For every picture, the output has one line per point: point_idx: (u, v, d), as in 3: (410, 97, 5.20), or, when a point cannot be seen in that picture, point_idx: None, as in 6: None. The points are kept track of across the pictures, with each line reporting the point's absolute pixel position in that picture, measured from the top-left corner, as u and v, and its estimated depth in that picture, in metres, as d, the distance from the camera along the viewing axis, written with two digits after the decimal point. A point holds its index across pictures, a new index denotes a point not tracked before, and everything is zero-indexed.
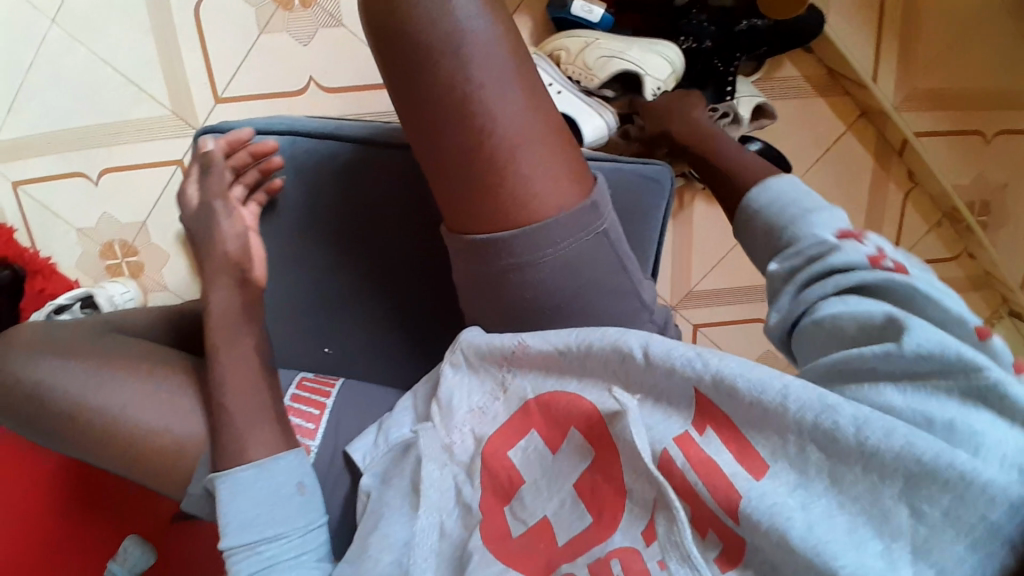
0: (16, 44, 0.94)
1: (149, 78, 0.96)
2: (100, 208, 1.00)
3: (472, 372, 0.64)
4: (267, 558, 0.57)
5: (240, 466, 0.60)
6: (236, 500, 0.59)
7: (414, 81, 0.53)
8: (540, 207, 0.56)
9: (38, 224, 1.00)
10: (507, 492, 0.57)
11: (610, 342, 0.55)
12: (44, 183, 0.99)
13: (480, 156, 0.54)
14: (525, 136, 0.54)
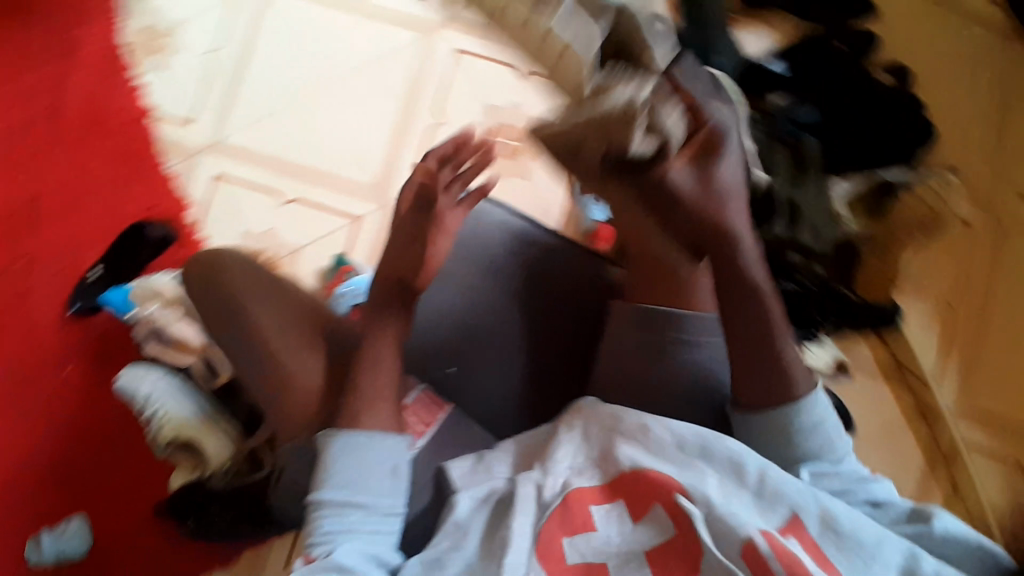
0: (290, 90, 1.19)
1: (369, 152, 1.17)
2: (272, 224, 1.13)
3: (583, 436, 0.65)
4: (352, 523, 0.65)
5: (358, 431, 0.67)
6: (346, 459, 0.66)
7: (651, 181, 0.63)
8: (705, 304, 0.69)
9: (213, 211, 1.13)
10: (573, 528, 0.60)
11: (725, 453, 0.61)
12: (240, 185, 1.15)
13: (690, 254, 0.65)
14: (735, 253, 0.63)
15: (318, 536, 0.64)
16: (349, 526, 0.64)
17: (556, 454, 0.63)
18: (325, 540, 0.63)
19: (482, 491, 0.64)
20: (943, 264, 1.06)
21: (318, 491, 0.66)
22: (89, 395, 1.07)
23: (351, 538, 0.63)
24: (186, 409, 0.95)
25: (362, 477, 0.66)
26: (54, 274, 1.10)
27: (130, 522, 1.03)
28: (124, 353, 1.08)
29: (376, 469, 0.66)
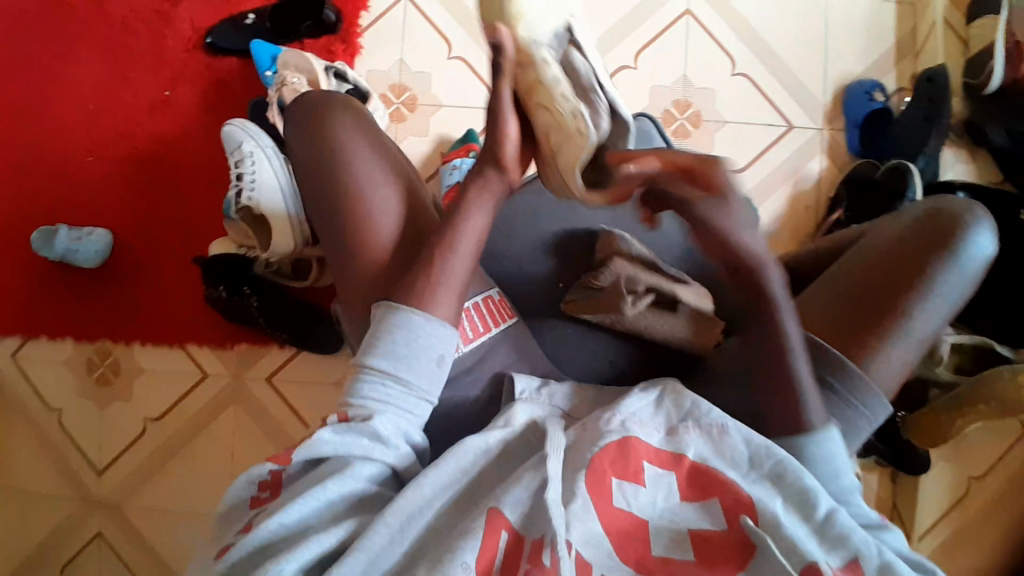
0: None
1: None
2: (429, 69, 1.07)
3: (653, 403, 0.63)
4: (387, 396, 0.58)
5: (416, 309, 0.60)
6: (399, 334, 0.59)
7: (909, 233, 0.68)
8: (871, 353, 0.65)
9: (383, 26, 1.07)
10: (623, 474, 0.56)
11: (791, 470, 0.57)
12: (421, 15, 1.07)
13: (884, 307, 0.66)
14: (920, 336, 0.66)
15: (354, 400, 0.59)
16: (389, 400, 0.58)
17: (627, 399, 0.62)
18: (363, 404, 0.58)
19: (547, 413, 0.65)
20: (987, 438, 1.02)
21: (364, 353, 0.59)
22: (181, 125, 1.06)
23: (391, 412, 0.58)
24: (276, 192, 0.94)
25: (409, 356, 0.59)
26: (205, 0, 1.07)
27: (157, 262, 1.05)
28: (228, 106, 1.06)
29: (422, 355, 0.59)
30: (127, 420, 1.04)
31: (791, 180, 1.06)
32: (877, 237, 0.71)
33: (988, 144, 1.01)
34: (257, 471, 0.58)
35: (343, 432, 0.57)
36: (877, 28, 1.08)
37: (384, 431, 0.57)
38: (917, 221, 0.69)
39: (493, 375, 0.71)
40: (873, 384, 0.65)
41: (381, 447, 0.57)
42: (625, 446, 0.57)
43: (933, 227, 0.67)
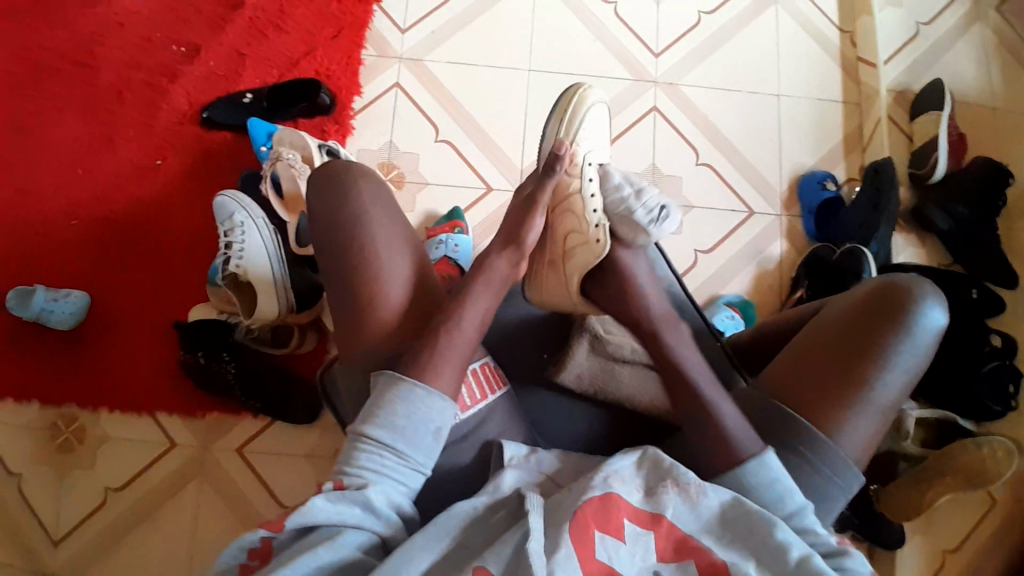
0: (498, 41, 1.19)
1: (531, 133, 1.15)
2: (417, 149, 1.13)
3: (637, 462, 0.63)
4: (382, 466, 0.59)
5: (417, 382, 0.62)
6: (401, 406, 0.61)
7: (862, 309, 0.71)
8: (836, 428, 0.68)
9: (375, 109, 1.15)
10: (606, 528, 0.56)
11: (766, 530, 0.58)
12: (411, 101, 1.15)
13: (841, 383, 0.69)
14: (881, 409, 0.69)
15: (350, 469, 0.59)
16: (385, 471, 0.59)
17: (613, 457, 0.63)
18: (359, 473, 0.58)
19: (532, 478, 0.65)
20: (956, 512, 1.03)
21: (362, 423, 0.60)
22: (171, 192, 1.09)
23: (386, 482, 0.59)
24: (262, 259, 0.97)
25: (409, 428, 0.60)
26: (204, 79, 1.14)
27: (135, 323, 1.04)
28: (219, 176, 1.10)
29: (421, 428, 0.61)
30: (85, 490, 0.99)
31: (753, 261, 1.13)
32: (832, 310, 0.74)
33: (935, 230, 1.10)
34: (247, 538, 0.55)
35: (338, 498, 0.56)
36: (825, 126, 1.19)
37: (378, 500, 0.57)
38: (868, 295, 0.71)
39: (482, 442, 0.71)
40: (836, 456, 0.68)
41: (372, 515, 0.57)
42: (608, 501, 0.58)
43: (883, 304, 0.70)
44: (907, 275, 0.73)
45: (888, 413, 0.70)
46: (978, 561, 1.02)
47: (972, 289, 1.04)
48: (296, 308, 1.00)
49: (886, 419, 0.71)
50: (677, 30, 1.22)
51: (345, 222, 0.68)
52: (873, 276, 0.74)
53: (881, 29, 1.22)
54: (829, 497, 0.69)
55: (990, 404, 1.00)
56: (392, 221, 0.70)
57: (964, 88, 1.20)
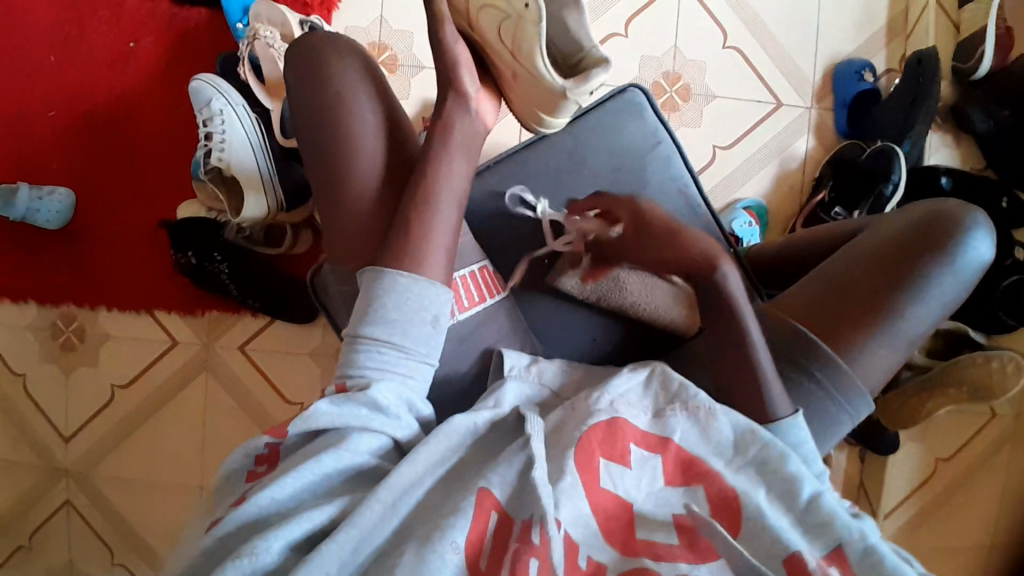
0: None
1: None
2: (411, 28, 1.02)
3: (644, 383, 0.62)
4: (381, 362, 0.56)
5: (400, 270, 0.58)
6: (390, 298, 0.57)
7: (905, 236, 0.67)
8: (856, 352, 0.65)
9: None
10: (610, 455, 0.56)
11: (779, 460, 0.57)
12: None
13: (872, 309, 0.65)
14: (907, 337, 0.66)
15: (352, 372, 0.56)
16: (387, 368, 0.56)
17: (613, 379, 0.61)
18: (361, 374, 0.56)
19: (534, 394, 0.65)
20: (953, 419, 1.04)
21: (356, 324, 0.57)
22: (144, 76, 0.99)
23: (390, 379, 0.56)
24: (246, 153, 0.91)
25: (403, 320, 0.57)
26: None
27: (121, 221, 0.99)
28: (195, 59, 0.99)
29: (416, 316, 0.57)
30: (93, 387, 1.00)
31: (776, 160, 1.05)
32: (873, 233, 0.69)
33: (972, 130, 1.02)
34: (253, 444, 0.55)
35: (340, 402, 0.54)
36: (870, 6, 1.06)
37: (384, 397, 0.55)
38: (916, 221, 0.67)
39: (482, 349, 0.69)
40: (852, 381, 0.65)
41: (380, 415, 0.54)
42: (612, 427, 0.58)
43: (929, 232, 0.66)
44: (958, 201, 0.68)
45: (911, 343, 0.67)
46: (967, 463, 1.05)
47: (1002, 198, 0.98)
48: (286, 206, 0.95)
49: (908, 348, 0.68)
50: None
51: (332, 120, 0.63)
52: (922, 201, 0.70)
53: None
54: (837, 421, 0.67)
55: (1001, 316, 0.96)
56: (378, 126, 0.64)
57: None
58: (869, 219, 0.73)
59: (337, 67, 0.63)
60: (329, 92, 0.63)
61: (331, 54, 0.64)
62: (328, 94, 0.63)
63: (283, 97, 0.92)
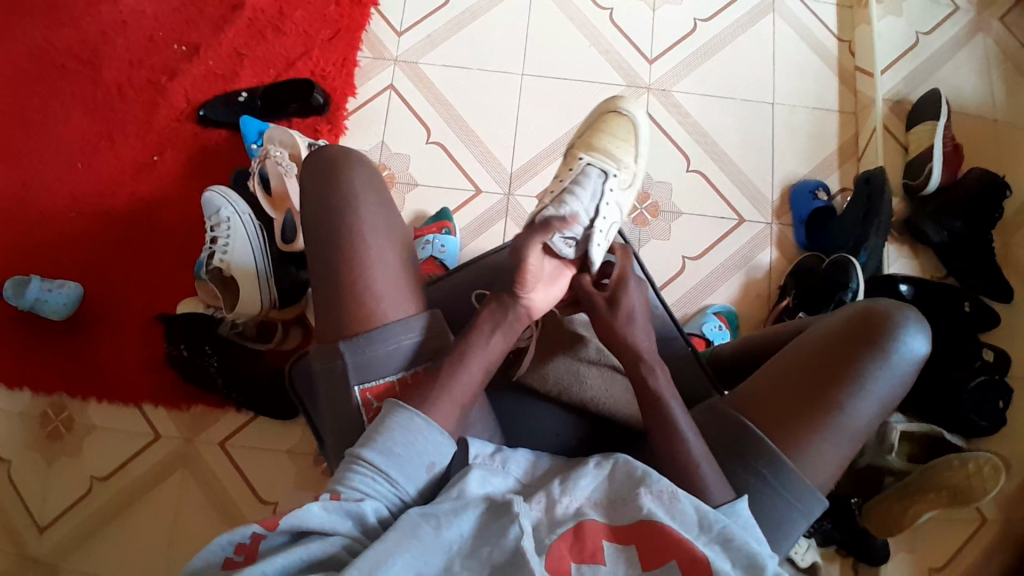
0: (491, 49, 1.19)
1: (523, 138, 1.15)
2: (408, 152, 1.14)
3: (605, 478, 0.60)
4: (374, 490, 0.55)
5: (417, 411, 0.60)
6: (400, 433, 0.58)
7: (839, 334, 0.66)
8: (797, 453, 0.64)
9: (367, 111, 1.16)
10: (581, 557, 0.54)
11: (746, 547, 0.55)
12: (404, 102, 1.16)
13: (809, 405, 0.64)
14: (850, 437, 0.64)
15: (344, 486, 0.55)
16: (375, 496, 0.55)
17: (579, 481, 0.59)
18: (352, 493, 0.54)
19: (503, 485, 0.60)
20: (939, 530, 1.01)
21: (360, 447, 0.57)
22: (165, 187, 1.11)
23: (377, 504, 0.54)
24: (246, 252, 0.98)
25: (405, 458, 0.57)
26: (201, 77, 1.15)
27: (124, 316, 1.06)
28: (211, 175, 1.11)
29: (415, 458, 0.58)
30: (70, 479, 1.01)
31: (742, 269, 1.12)
32: (813, 329, 0.70)
33: (928, 242, 1.08)
34: (240, 530, 0.49)
35: (333, 507, 0.51)
36: (819, 136, 1.18)
37: (372, 516, 0.53)
38: (851, 317, 0.67)
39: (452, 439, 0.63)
40: (795, 482, 0.63)
41: (363, 531, 0.52)
42: (579, 530, 0.55)
43: (859, 328, 0.66)
44: (889, 302, 0.69)
45: (863, 439, 0.66)
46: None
47: (965, 303, 1.03)
48: (278, 304, 1.02)
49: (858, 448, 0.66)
50: (673, 36, 1.22)
51: (345, 214, 0.66)
52: (856, 301, 0.70)
53: (880, 37, 1.20)
54: (791, 525, 0.65)
55: (975, 418, 0.98)
56: (384, 233, 0.67)
57: (970, 99, 1.18)
58: (812, 318, 0.73)
59: (351, 171, 0.68)
60: (339, 191, 0.67)
61: (347, 159, 0.69)
62: (337, 194, 0.67)
63: (286, 209, 1.01)
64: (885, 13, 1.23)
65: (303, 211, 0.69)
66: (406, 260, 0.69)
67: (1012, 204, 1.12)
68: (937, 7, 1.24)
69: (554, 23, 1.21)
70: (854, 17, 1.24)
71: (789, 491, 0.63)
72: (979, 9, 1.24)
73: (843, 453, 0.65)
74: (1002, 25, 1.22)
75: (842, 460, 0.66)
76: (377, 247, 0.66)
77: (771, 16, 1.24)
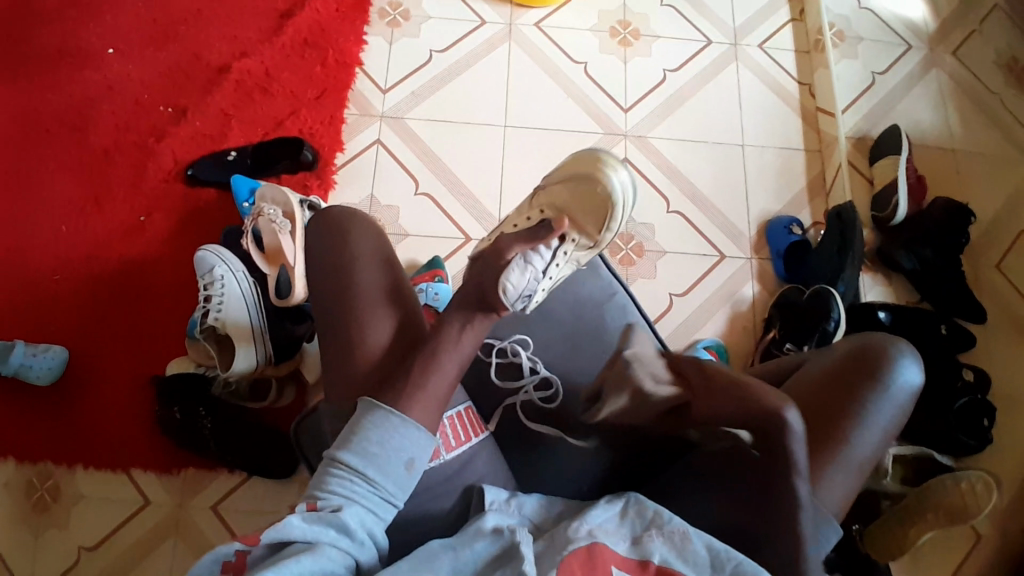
0: (474, 102, 1.24)
1: (509, 184, 1.19)
2: (399, 203, 1.17)
3: (623, 515, 0.61)
4: (349, 492, 0.57)
5: (393, 409, 0.61)
6: (376, 432, 0.60)
7: (838, 366, 0.70)
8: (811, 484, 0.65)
9: (357, 165, 1.18)
10: None
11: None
12: (392, 156, 1.19)
13: (818, 434, 0.67)
14: (856, 466, 0.67)
15: (324, 492, 0.57)
16: (353, 497, 0.57)
17: (591, 510, 0.60)
18: (329, 497, 0.56)
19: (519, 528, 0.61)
20: (938, 551, 1.03)
21: (336, 449, 0.59)
22: (154, 247, 1.11)
23: (356, 507, 0.56)
24: (241, 309, 0.98)
25: (381, 455, 0.59)
26: (190, 138, 1.17)
27: (113, 379, 1.04)
28: (202, 233, 1.12)
29: (393, 456, 0.59)
30: (57, 551, 0.97)
31: (727, 303, 1.15)
32: (813, 364, 0.73)
33: (901, 268, 1.13)
34: (222, 548, 0.51)
35: (312, 518, 0.54)
36: (789, 174, 1.24)
37: (352, 521, 0.55)
38: (848, 351, 0.71)
39: (464, 487, 0.66)
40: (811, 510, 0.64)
41: (348, 538, 0.54)
42: (591, 551, 0.55)
43: (858, 362, 0.69)
44: (880, 335, 0.73)
45: (868, 465, 0.68)
46: None
47: (941, 326, 1.08)
48: (275, 359, 1.02)
49: (865, 476, 0.68)
50: (646, 85, 1.28)
51: (350, 273, 0.68)
52: (850, 336, 0.74)
53: (840, 79, 1.28)
54: None
55: (961, 437, 1.02)
56: (388, 290, 0.69)
57: (926, 134, 1.25)
58: (808, 353, 0.77)
59: (355, 227, 0.70)
60: (342, 251, 0.69)
61: (350, 219, 0.71)
62: (341, 254, 0.69)
63: (281, 264, 1.01)
64: (842, 57, 1.31)
65: (309, 263, 0.70)
66: (410, 313, 0.69)
67: (975, 230, 1.19)
68: (889, 49, 1.33)
69: (533, 76, 1.27)
70: (812, 62, 1.32)
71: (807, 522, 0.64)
72: (927, 51, 1.33)
73: (853, 483, 0.67)
74: (949, 64, 1.32)
75: (853, 490, 0.67)
76: (382, 303, 0.68)
77: (735, 65, 1.31)
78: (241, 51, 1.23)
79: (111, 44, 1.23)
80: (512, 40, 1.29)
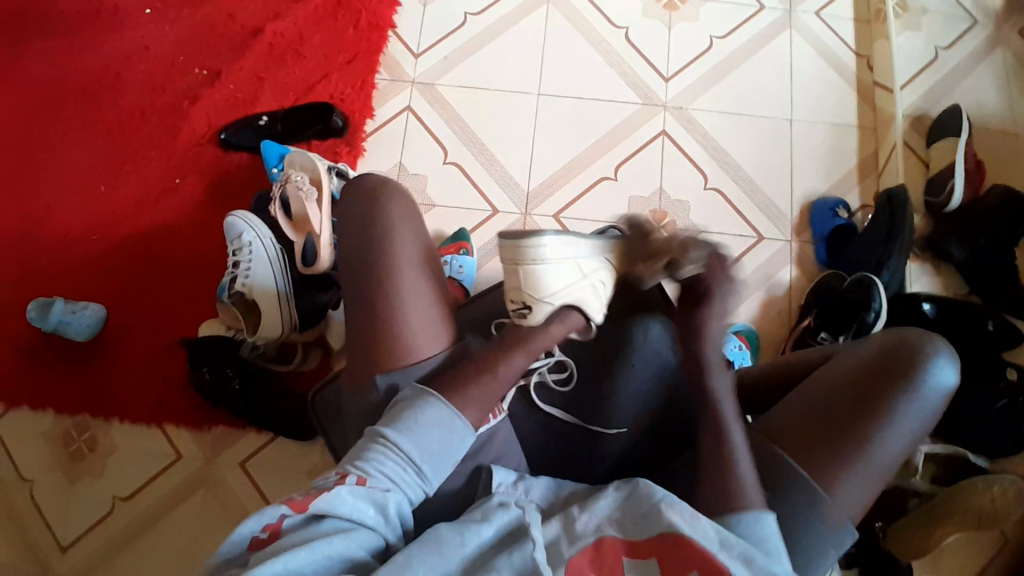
0: (508, 69, 1.20)
1: (540, 156, 1.15)
2: (427, 172, 1.15)
3: (627, 505, 0.59)
4: (394, 478, 0.57)
5: (458, 414, 0.61)
6: (433, 429, 0.60)
7: (870, 366, 0.66)
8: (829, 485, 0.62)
9: (386, 133, 1.17)
10: None
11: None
12: (421, 124, 1.17)
13: (840, 437, 0.63)
14: (880, 471, 0.63)
15: (371, 469, 0.57)
16: (397, 484, 0.57)
17: (600, 501, 0.58)
18: (375, 476, 0.56)
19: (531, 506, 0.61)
20: (960, 552, 1.00)
21: (391, 430, 0.59)
22: (187, 210, 1.12)
23: (396, 493, 0.57)
24: (268, 276, 1.00)
25: (432, 453, 0.59)
26: (223, 101, 1.17)
27: (147, 338, 1.07)
28: (233, 198, 1.13)
29: (442, 457, 0.60)
30: (94, 499, 1.02)
31: (763, 288, 1.11)
32: (842, 360, 0.69)
33: (951, 259, 1.06)
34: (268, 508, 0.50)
35: (355, 498, 0.53)
36: (838, 152, 1.17)
37: (391, 509, 0.55)
38: (881, 349, 0.67)
39: (473, 469, 0.66)
40: (827, 513, 0.62)
41: (384, 522, 0.54)
42: (597, 549, 0.55)
43: (890, 362, 0.65)
44: (917, 333, 0.68)
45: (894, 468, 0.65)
46: None
47: (989, 322, 1.01)
48: (299, 326, 1.03)
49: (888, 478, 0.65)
50: (689, 53, 1.22)
51: (381, 247, 0.66)
52: (884, 332, 0.69)
53: (900, 52, 1.19)
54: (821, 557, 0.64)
55: (1000, 440, 0.97)
56: (410, 271, 0.67)
57: (992, 114, 1.16)
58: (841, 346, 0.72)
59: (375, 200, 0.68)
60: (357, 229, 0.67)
61: (382, 189, 0.69)
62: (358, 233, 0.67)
63: (307, 232, 1.02)
64: (903, 28, 1.22)
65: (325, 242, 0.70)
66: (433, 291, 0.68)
67: None
68: (954, 22, 1.24)
69: (569, 43, 1.22)
70: (871, 32, 1.23)
71: (819, 523, 0.62)
72: (1000, 21, 1.22)
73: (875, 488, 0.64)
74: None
75: (877, 494, 0.64)
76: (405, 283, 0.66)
77: (788, 32, 1.23)
78: (274, 13, 1.22)
79: (148, 5, 1.23)
80: (549, 3, 1.24)
